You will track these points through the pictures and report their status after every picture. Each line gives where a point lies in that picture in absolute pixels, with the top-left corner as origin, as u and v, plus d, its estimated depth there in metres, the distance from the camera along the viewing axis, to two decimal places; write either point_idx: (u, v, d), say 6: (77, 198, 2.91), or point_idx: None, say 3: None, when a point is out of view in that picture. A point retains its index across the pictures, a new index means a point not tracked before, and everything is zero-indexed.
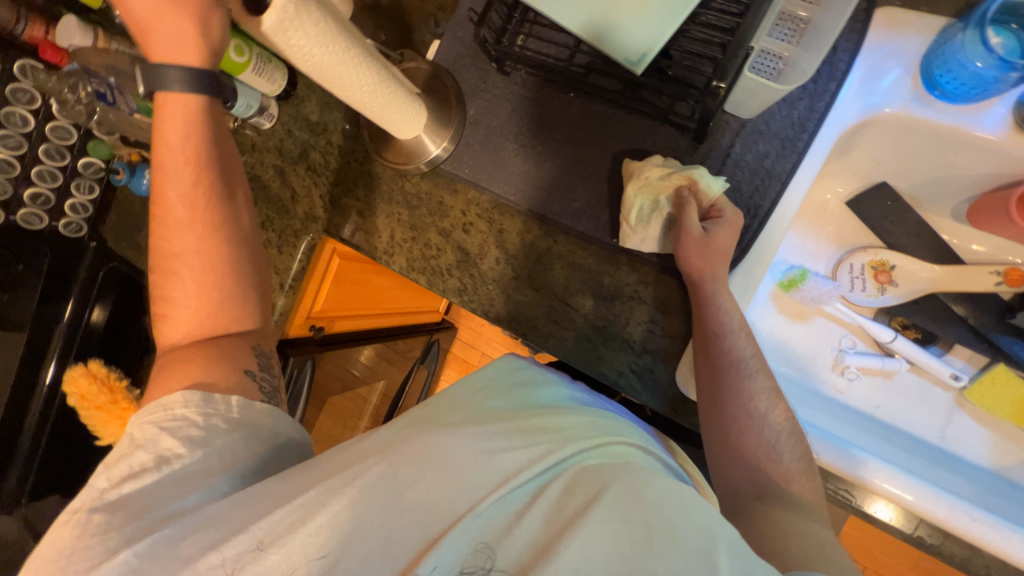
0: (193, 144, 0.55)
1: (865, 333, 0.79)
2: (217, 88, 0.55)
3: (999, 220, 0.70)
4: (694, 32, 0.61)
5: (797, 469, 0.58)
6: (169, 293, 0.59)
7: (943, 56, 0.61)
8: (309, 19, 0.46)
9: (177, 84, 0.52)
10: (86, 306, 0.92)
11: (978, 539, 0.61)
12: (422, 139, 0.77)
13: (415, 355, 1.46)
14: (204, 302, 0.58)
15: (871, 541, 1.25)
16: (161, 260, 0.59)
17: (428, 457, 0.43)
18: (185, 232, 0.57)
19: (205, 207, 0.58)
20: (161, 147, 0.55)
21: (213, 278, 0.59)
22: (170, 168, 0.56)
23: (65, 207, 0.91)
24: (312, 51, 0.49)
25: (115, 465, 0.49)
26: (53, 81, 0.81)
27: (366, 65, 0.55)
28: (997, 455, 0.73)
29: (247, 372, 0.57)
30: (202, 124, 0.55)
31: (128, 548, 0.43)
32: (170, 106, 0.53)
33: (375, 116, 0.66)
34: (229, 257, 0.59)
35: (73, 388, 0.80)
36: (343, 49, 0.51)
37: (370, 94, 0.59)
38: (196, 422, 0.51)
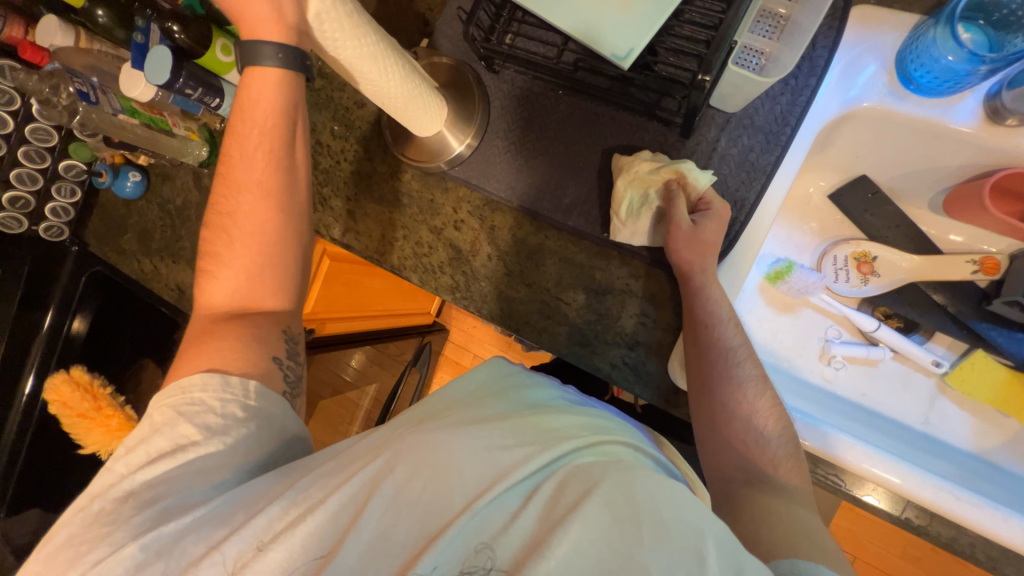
0: (272, 118, 0.57)
1: (850, 323, 0.81)
2: (304, 66, 0.55)
3: (973, 211, 0.73)
4: (679, 30, 0.63)
5: (784, 455, 0.59)
6: (213, 260, 0.60)
7: (916, 50, 0.63)
8: (345, 12, 0.46)
9: (270, 60, 0.53)
10: (66, 319, 0.91)
11: (963, 519, 0.63)
12: (444, 136, 0.76)
13: (407, 358, 1.46)
14: (240, 282, 0.59)
15: (861, 531, 1.28)
16: (218, 220, 0.61)
17: (421, 456, 0.44)
18: (248, 204, 0.59)
19: (271, 181, 0.59)
20: (243, 114, 0.57)
21: (255, 256, 0.60)
22: (245, 135, 0.58)
23: (47, 211, 0.89)
24: (343, 45, 0.49)
25: (134, 450, 0.50)
26: (33, 80, 0.77)
27: (394, 63, 0.54)
28: (979, 438, 0.75)
29: (275, 359, 0.57)
30: (287, 97, 0.56)
31: (133, 542, 0.44)
32: (262, 77, 0.55)
33: (396, 114, 0.64)
34: (276, 234, 0.60)
35: (54, 396, 0.78)
36: (375, 45, 0.50)
37: (394, 93, 0.58)
38: (215, 408, 0.51)
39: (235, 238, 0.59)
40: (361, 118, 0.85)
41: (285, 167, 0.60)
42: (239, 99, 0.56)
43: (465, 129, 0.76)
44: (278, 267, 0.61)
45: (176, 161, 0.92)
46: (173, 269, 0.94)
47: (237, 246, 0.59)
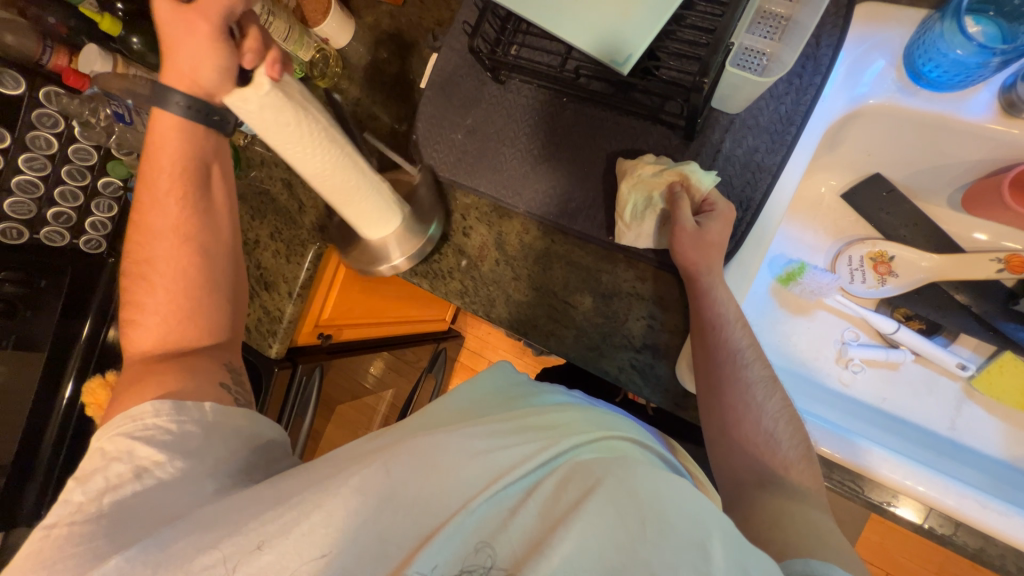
0: (180, 161, 0.60)
1: (868, 325, 0.79)
2: (212, 120, 0.58)
3: (995, 207, 0.70)
4: (680, 34, 0.64)
5: (795, 457, 0.58)
6: (137, 306, 0.63)
7: (924, 45, 0.62)
8: (269, 112, 0.51)
9: (176, 108, 0.56)
10: (103, 326, 0.96)
11: (990, 528, 0.60)
12: (386, 246, 0.75)
13: (423, 364, 1.48)
14: (167, 327, 0.62)
15: (892, 545, 1.22)
16: (135, 266, 0.63)
17: (424, 456, 0.45)
18: (163, 245, 0.62)
19: (185, 221, 0.62)
20: (150, 162, 0.59)
21: (176, 300, 0.62)
22: (154, 178, 0.60)
23: (87, 225, 0.95)
24: (269, 138, 0.53)
25: (91, 479, 0.51)
26: (75, 104, 0.86)
27: (326, 170, 0.57)
28: (1011, 445, 0.72)
29: (223, 386, 0.61)
30: (193, 142, 0.59)
31: (119, 553, 0.44)
32: (164, 123, 0.58)
33: (349, 217, 0.67)
34: (202, 277, 0.63)
35: (91, 399, 0.84)
36: (303, 146, 0.54)
37: (331, 189, 0.61)
38: (168, 429, 0.53)
39: (156, 283, 0.62)
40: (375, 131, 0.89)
41: (200, 208, 0.63)
42: (145, 146, 0.59)
43: (412, 239, 0.76)
44: (201, 302, 0.63)
45: None
46: None
47: (158, 291, 0.62)
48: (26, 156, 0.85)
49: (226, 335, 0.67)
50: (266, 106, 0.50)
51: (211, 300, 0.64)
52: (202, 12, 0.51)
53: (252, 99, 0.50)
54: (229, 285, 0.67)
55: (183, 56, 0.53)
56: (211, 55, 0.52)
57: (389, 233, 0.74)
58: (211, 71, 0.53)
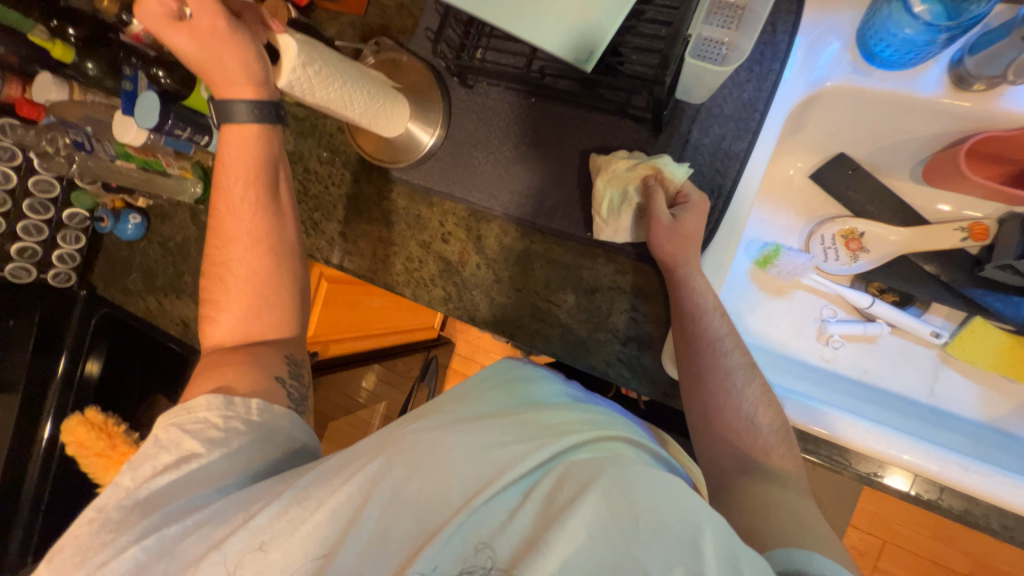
0: (252, 166, 0.63)
1: (844, 301, 0.80)
2: (278, 116, 0.62)
3: (953, 178, 0.72)
4: (639, 29, 0.65)
5: (776, 440, 0.58)
6: (213, 304, 0.66)
7: (874, 27, 0.64)
8: (311, 70, 0.54)
9: (246, 116, 0.59)
10: (79, 361, 0.96)
11: (974, 489, 0.61)
12: (410, 132, 0.79)
13: (416, 374, 1.47)
14: (239, 321, 0.65)
15: (888, 514, 1.25)
16: (213, 267, 0.66)
17: (423, 454, 0.45)
18: (242, 245, 0.65)
19: (263, 220, 0.65)
20: (225, 170, 0.63)
21: (249, 297, 0.65)
22: (229, 183, 0.64)
23: (53, 259, 0.94)
24: (320, 96, 0.57)
25: (139, 465, 0.52)
26: (31, 135, 0.84)
27: (360, 95, 0.62)
28: (988, 407, 0.74)
29: (279, 378, 0.62)
30: (266, 147, 0.63)
31: (136, 544, 0.47)
32: (236, 133, 0.61)
33: (383, 131, 0.73)
34: (271, 274, 0.66)
35: (71, 437, 0.82)
36: (342, 87, 0.58)
37: (368, 115, 0.66)
38: (217, 424, 0.55)
39: (233, 283, 0.65)
40: (344, 141, 0.88)
41: (274, 208, 0.66)
42: (219, 156, 0.63)
43: (432, 118, 0.79)
44: (268, 299, 0.66)
45: (173, 200, 0.96)
46: (176, 303, 0.98)
47: (235, 289, 0.65)
48: None
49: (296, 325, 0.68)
50: (306, 64, 0.53)
51: (282, 297, 0.67)
52: (207, 12, 0.53)
53: (295, 70, 0.53)
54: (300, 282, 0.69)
55: (225, 68, 0.56)
56: (248, 53, 0.55)
57: (409, 119, 0.78)
58: (251, 69, 0.57)
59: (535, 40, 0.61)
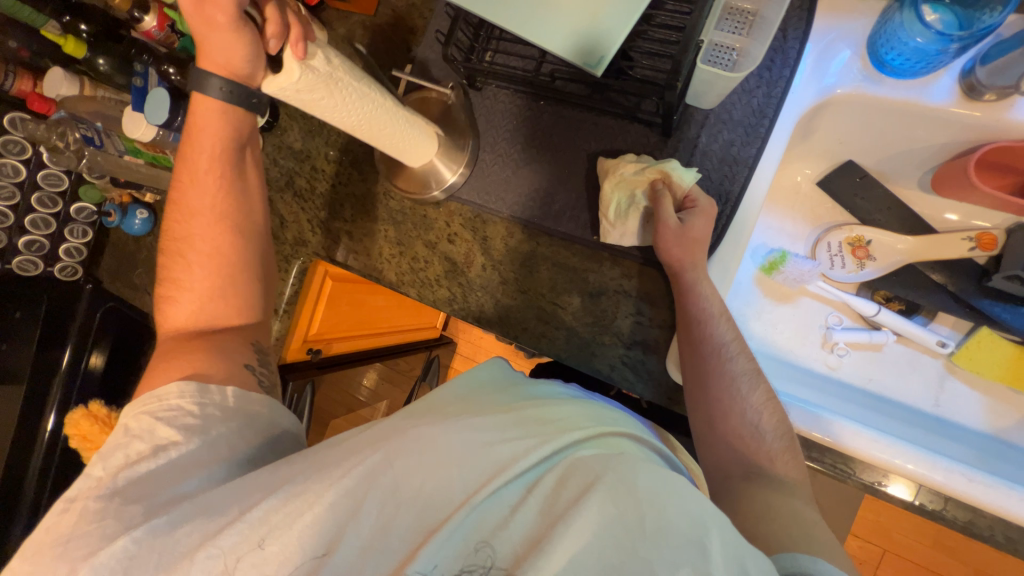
0: (218, 142, 0.61)
1: (850, 308, 0.80)
2: (250, 102, 0.60)
3: (963, 187, 0.71)
4: (650, 33, 0.65)
5: (781, 447, 0.58)
6: (173, 284, 0.65)
7: (885, 34, 0.64)
8: (306, 93, 0.49)
9: (217, 92, 0.57)
10: (82, 355, 0.94)
11: (977, 500, 0.61)
12: (434, 165, 0.77)
13: (417, 373, 1.47)
14: (200, 305, 0.64)
15: (889, 523, 1.24)
16: (172, 243, 0.65)
17: (425, 449, 0.45)
18: (202, 223, 0.64)
19: (225, 199, 0.64)
20: (191, 143, 0.61)
21: (211, 280, 0.64)
22: (194, 157, 0.62)
23: (60, 252, 0.94)
24: (309, 109, 0.53)
25: (110, 455, 0.51)
26: (42, 130, 0.85)
27: (367, 120, 0.57)
28: (993, 418, 0.74)
29: (247, 366, 0.62)
30: (235, 125, 0.61)
31: (126, 534, 0.44)
32: (206, 105, 0.59)
33: (396, 152, 0.69)
34: (235, 258, 0.65)
35: (75, 430, 0.82)
36: (342, 110, 0.54)
37: (376, 135, 0.62)
38: (191, 411, 0.54)
39: (193, 262, 0.64)
40: (352, 141, 0.88)
41: (238, 188, 0.66)
42: (187, 127, 0.61)
43: (457, 155, 0.78)
44: (228, 285, 0.65)
45: None
46: None
47: (195, 269, 0.64)
48: None
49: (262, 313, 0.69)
50: (303, 87, 0.48)
51: (244, 282, 0.66)
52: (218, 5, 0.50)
53: (286, 87, 0.48)
54: (263, 267, 0.69)
55: (213, 47, 0.53)
56: (241, 44, 0.52)
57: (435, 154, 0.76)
58: (235, 62, 0.54)
59: (544, 44, 0.61)
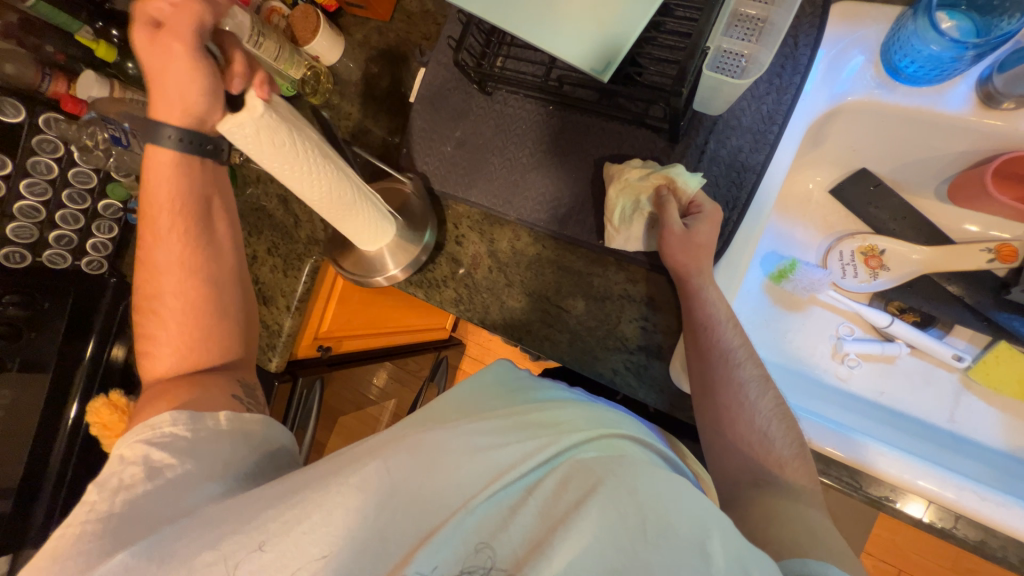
0: (176, 195, 0.61)
1: (862, 319, 0.79)
2: (205, 150, 0.59)
3: (981, 197, 0.70)
4: (659, 39, 0.65)
5: (790, 454, 0.57)
6: (150, 338, 0.64)
7: (899, 41, 0.63)
8: (264, 135, 0.49)
9: (168, 141, 0.57)
10: (105, 346, 0.99)
11: (991, 520, 0.59)
12: (382, 254, 0.78)
13: (426, 373, 1.50)
14: (178, 353, 0.63)
15: (904, 542, 1.20)
16: (144, 300, 0.64)
17: (427, 451, 0.45)
18: (170, 278, 0.63)
19: (192, 252, 0.63)
20: (150, 201, 0.61)
21: (186, 329, 0.63)
22: (156, 214, 0.61)
23: (88, 246, 0.99)
24: (268, 163, 0.52)
25: (106, 481, 0.51)
26: (74, 130, 0.88)
27: (321, 184, 0.56)
28: (1012, 436, 0.71)
29: (234, 397, 0.61)
30: (190, 177, 0.61)
31: (123, 550, 0.44)
32: (159, 159, 0.58)
33: (337, 225, 0.66)
34: (211, 305, 0.65)
35: (95, 418, 0.86)
36: (297, 168, 0.53)
37: (324, 206, 0.60)
38: (184, 436, 0.54)
39: (166, 316, 0.63)
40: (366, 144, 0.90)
41: (204, 239, 0.64)
42: (143, 184, 0.60)
43: (409, 246, 0.78)
44: (208, 329, 0.65)
45: None
46: None
47: (169, 322, 0.63)
48: (29, 180, 0.87)
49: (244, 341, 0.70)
50: (263, 129, 0.49)
51: (220, 328, 0.66)
52: (175, 35, 0.52)
53: (244, 123, 0.48)
54: (240, 311, 0.69)
55: (167, 86, 0.53)
56: (205, 79, 0.53)
57: (385, 245, 0.76)
58: (190, 100, 0.54)
59: (554, 50, 0.62)
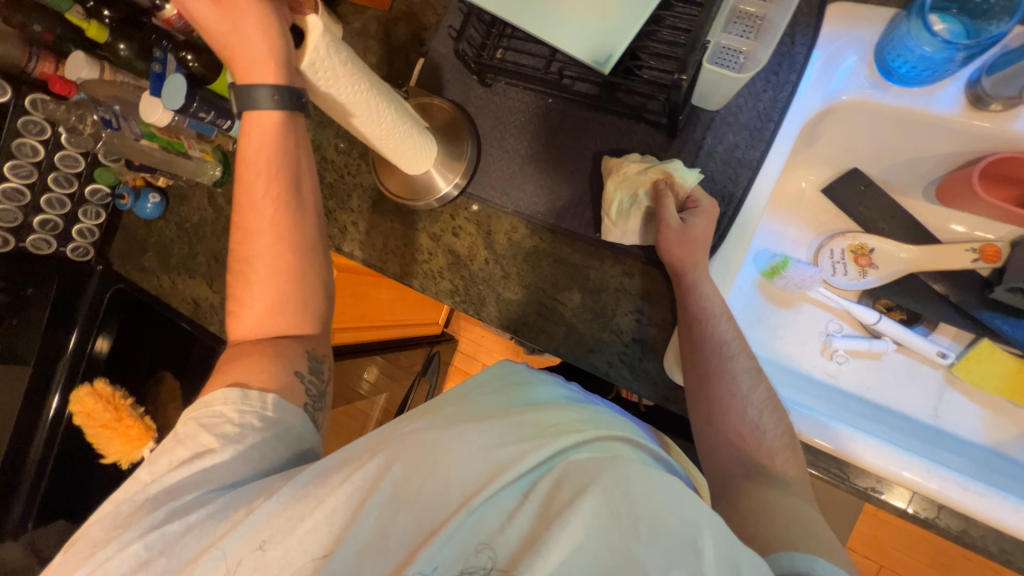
0: (272, 159, 0.60)
1: (851, 316, 0.80)
2: (299, 104, 0.58)
3: (967, 198, 0.72)
4: (660, 34, 0.66)
5: (779, 445, 0.58)
6: (238, 301, 0.66)
7: (893, 42, 0.64)
8: (336, 54, 0.51)
9: (267, 102, 0.56)
10: (90, 338, 0.99)
11: (975, 511, 0.61)
12: (431, 174, 0.79)
13: (417, 369, 1.49)
14: (266, 315, 0.65)
15: (886, 538, 1.23)
16: (237, 264, 0.66)
17: (422, 453, 0.45)
18: (264, 242, 0.64)
19: (283, 215, 0.63)
20: (245, 165, 0.61)
21: (274, 293, 0.65)
22: (252, 179, 0.62)
23: (73, 232, 0.97)
24: (338, 88, 0.54)
25: (157, 459, 0.54)
26: (62, 111, 0.86)
27: (384, 106, 0.59)
28: (993, 431, 0.73)
29: (297, 373, 0.62)
30: (287, 140, 0.60)
31: (137, 540, 0.48)
32: (260, 123, 0.58)
33: (388, 155, 0.69)
34: (297, 271, 0.65)
35: (79, 408, 0.87)
36: (365, 92, 0.56)
37: (382, 136, 0.63)
38: (232, 419, 0.55)
39: (254, 280, 0.65)
40: None
41: (294, 205, 0.64)
42: (239, 148, 0.60)
43: (455, 164, 0.79)
44: (283, 296, 0.65)
45: (192, 182, 0.98)
46: (189, 283, 1.00)
47: (257, 286, 0.65)
48: (13, 163, 0.84)
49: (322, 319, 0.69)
50: (331, 48, 0.51)
51: (303, 293, 0.66)
52: None
53: (322, 48, 0.50)
54: (324, 281, 0.68)
55: (247, 41, 0.53)
56: (266, 17, 0.52)
57: (433, 162, 0.77)
58: (274, 45, 0.53)
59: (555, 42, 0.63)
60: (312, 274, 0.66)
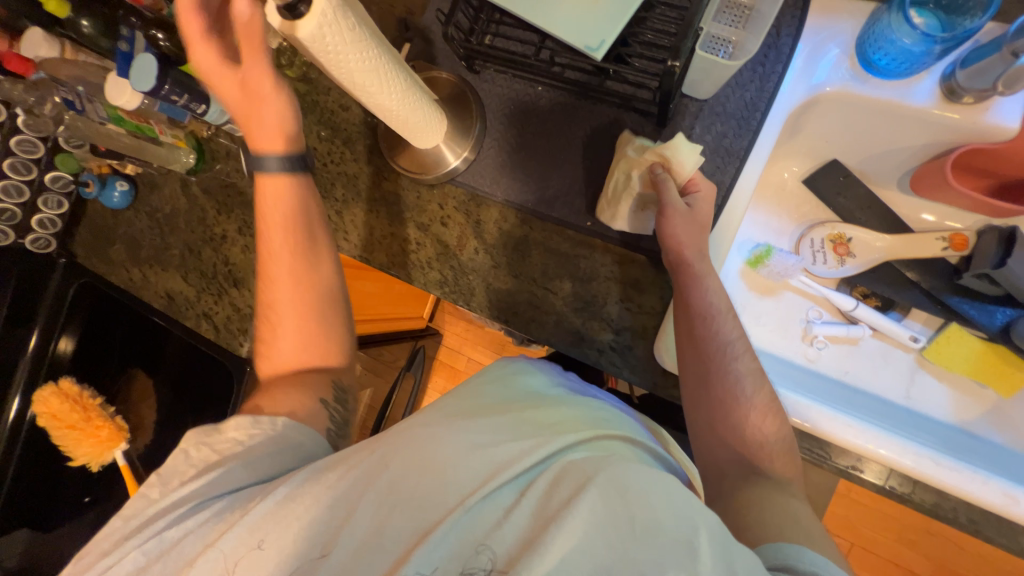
0: (284, 210, 0.64)
1: (830, 303, 0.83)
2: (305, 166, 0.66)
3: (939, 187, 0.75)
4: (651, 22, 0.66)
5: (766, 427, 0.60)
6: (265, 344, 0.66)
7: (874, 35, 0.67)
8: (343, 22, 0.48)
9: (275, 168, 0.63)
10: (52, 338, 0.95)
11: (947, 486, 0.64)
12: (439, 149, 0.78)
13: (401, 364, 1.45)
14: (296, 352, 0.64)
15: (858, 518, 1.29)
16: (263, 311, 0.66)
17: (420, 453, 0.44)
18: (282, 286, 0.64)
19: (296, 257, 0.64)
20: (263, 219, 0.65)
21: (298, 332, 0.64)
22: (268, 231, 0.65)
23: (32, 224, 0.91)
24: (345, 55, 0.51)
25: (164, 478, 0.51)
26: (19, 90, 0.81)
27: (392, 72, 0.57)
28: (959, 410, 0.77)
29: (323, 402, 0.60)
30: (297, 192, 0.65)
31: (133, 547, 0.46)
32: (272, 182, 0.64)
33: (397, 125, 0.68)
34: (316, 308, 0.64)
35: (43, 409, 0.81)
36: (373, 59, 0.54)
37: (391, 105, 0.62)
38: (242, 440, 0.53)
39: (280, 322, 0.65)
40: (347, 120, 0.87)
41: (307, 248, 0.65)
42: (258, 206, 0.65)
43: (464, 140, 0.78)
44: (305, 332, 0.64)
45: (163, 169, 0.93)
46: (161, 276, 0.95)
47: (281, 327, 0.64)
48: None
49: (347, 353, 0.67)
50: (339, 12, 0.47)
51: (324, 329, 0.65)
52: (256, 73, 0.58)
53: (330, 11, 0.46)
54: (342, 319, 0.67)
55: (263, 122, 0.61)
56: (285, 107, 0.61)
57: (442, 139, 0.77)
58: (286, 124, 0.62)
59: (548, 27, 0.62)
60: (324, 310, 0.65)
